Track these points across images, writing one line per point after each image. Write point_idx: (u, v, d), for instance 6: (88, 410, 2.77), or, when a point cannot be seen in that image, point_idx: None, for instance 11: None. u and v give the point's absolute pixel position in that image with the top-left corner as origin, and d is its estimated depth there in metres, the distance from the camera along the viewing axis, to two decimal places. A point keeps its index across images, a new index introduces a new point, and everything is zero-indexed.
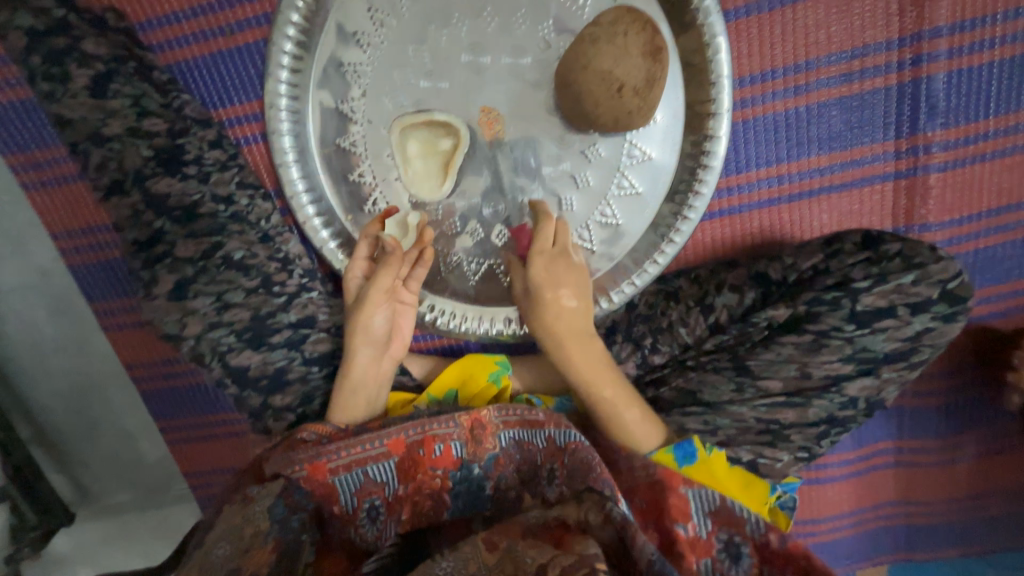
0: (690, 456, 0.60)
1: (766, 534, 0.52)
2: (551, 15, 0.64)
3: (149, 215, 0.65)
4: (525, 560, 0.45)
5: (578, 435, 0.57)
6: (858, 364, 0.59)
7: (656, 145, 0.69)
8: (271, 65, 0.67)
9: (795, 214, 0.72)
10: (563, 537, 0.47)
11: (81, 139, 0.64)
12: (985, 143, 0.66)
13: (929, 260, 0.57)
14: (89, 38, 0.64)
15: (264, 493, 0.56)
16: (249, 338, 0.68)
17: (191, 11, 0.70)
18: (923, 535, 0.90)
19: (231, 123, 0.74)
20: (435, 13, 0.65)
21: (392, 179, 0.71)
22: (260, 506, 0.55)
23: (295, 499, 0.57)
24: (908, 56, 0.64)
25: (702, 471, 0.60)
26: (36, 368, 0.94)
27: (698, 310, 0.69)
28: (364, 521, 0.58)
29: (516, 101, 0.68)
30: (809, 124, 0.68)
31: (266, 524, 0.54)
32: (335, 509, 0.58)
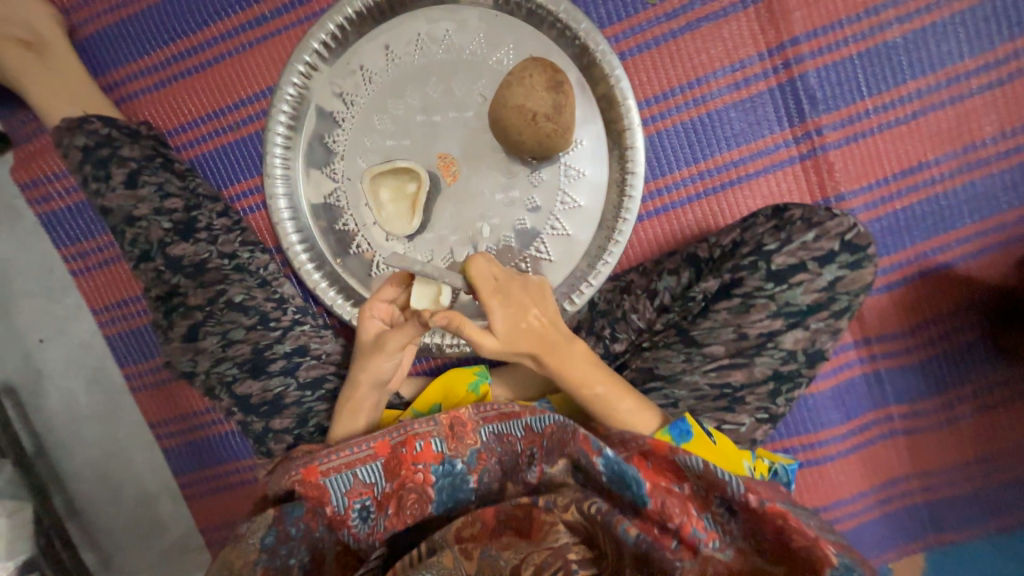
0: (686, 433, 0.65)
1: (747, 494, 0.53)
2: (483, 77, 0.80)
3: (168, 273, 0.78)
4: (501, 561, 0.51)
5: (551, 417, 0.63)
6: (787, 318, 0.68)
7: (587, 163, 0.81)
8: (268, 146, 0.83)
9: (722, 203, 0.81)
10: (534, 527, 0.55)
11: (118, 222, 0.79)
12: (869, 119, 0.77)
13: (826, 219, 0.68)
14: (126, 146, 0.82)
15: (256, 526, 0.59)
16: (250, 368, 0.77)
17: (206, 116, 0.89)
18: (948, 511, 0.86)
19: (238, 197, 0.90)
20: (393, 89, 0.81)
21: (371, 223, 0.85)
22: (251, 538, 0.58)
23: (287, 529, 0.59)
24: (780, 62, 0.77)
25: (696, 446, 0.65)
26: (71, 438, 1.03)
27: (645, 296, 0.78)
28: (354, 524, 0.60)
29: (465, 145, 0.82)
30: (714, 127, 0.79)
31: (254, 556, 0.56)
32: (327, 511, 0.60)
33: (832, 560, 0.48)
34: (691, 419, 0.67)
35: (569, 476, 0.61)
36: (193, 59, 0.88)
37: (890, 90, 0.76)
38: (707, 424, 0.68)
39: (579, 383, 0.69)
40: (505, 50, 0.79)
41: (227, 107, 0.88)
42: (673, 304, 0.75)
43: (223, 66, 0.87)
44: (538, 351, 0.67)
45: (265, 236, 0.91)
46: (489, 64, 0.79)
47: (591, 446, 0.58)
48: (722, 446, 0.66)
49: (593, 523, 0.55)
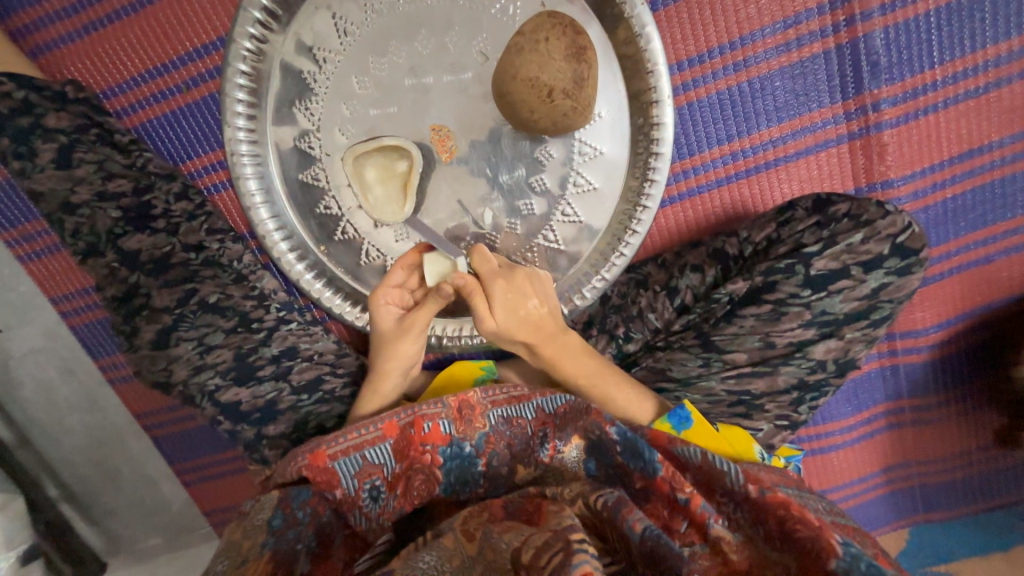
0: (686, 420, 0.62)
1: (746, 484, 0.50)
2: (483, 30, 0.65)
3: (123, 271, 0.68)
4: (502, 544, 0.47)
5: (564, 397, 0.59)
6: (819, 328, 0.61)
7: (605, 141, 0.70)
8: (227, 114, 0.69)
9: (756, 187, 0.72)
10: (541, 514, 0.49)
11: (55, 210, 0.67)
12: (935, 93, 0.66)
13: (877, 217, 0.59)
14: (51, 114, 0.67)
15: (260, 507, 0.54)
16: (235, 376, 0.69)
17: (148, 74, 0.73)
18: (940, 492, 0.89)
19: (198, 173, 0.77)
20: (373, 44, 0.67)
21: (356, 207, 0.74)
22: (257, 518, 0.53)
23: (294, 514, 0.54)
24: (841, 18, 0.64)
25: (697, 433, 0.61)
26: (53, 427, 0.98)
27: (664, 294, 0.71)
28: (364, 503, 0.56)
29: (463, 115, 0.70)
30: (755, 98, 0.68)
31: (262, 538, 0.51)
32: (336, 494, 0.55)
33: (838, 548, 0.44)
34: (691, 406, 0.63)
35: (582, 467, 0.56)
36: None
37: (965, 56, 0.64)
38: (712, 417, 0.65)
39: (576, 373, 0.67)
40: None
41: (171, 62, 0.73)
42: (694, 305, 0.68)
43: (159, 8, 0.70)
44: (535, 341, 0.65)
45: (235, 219, 0.80)
46: (490, 13, 0.65)
47: (604, 417, 0.55)
48: (729, 434, 0.62)
49: (599, 520, 0.51)
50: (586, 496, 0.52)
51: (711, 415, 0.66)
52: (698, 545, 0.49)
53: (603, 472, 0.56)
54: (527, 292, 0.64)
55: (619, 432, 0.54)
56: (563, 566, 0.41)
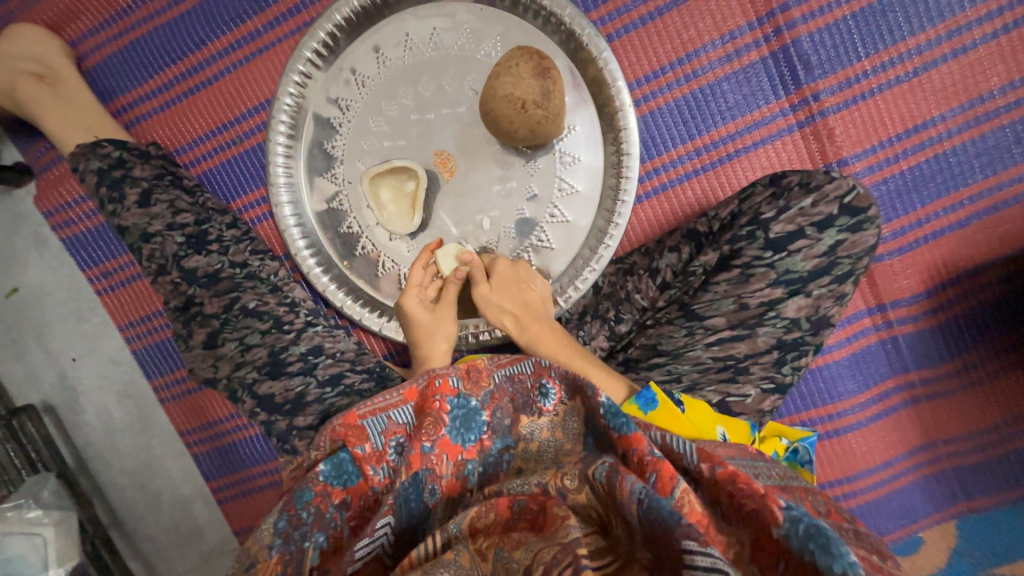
0: (652, 402, 0.63)
1: (700, 464, 0.53)
2: (472, 71, 0.81)
3: (183, 285, 0.81)
4: (513, 564, 0.47)
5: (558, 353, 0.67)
6: (788, 286, 0.67)
7: (582, 149, 0.81)
8: (269, 155, 0.85)
9: (722, 177, 0.80)
10: (548, 521, 0.50)
11: (134, 240, 0.83)
12: (868, 81, 0.75)
13: (824, 182, 0.67)
14: (137, 166, 0.85)
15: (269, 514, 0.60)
16: (269, 371, 0.79)
17: (210, 133, 0.92)
18: (977, 476, 0.84)
19: (245, 208, 0.93)
20: (385, 91, 0.83)
21: (374, 224, 0.86)
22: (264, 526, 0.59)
23: (298, 513, 0.59)
24: (770, 30, 0.76)
25: (663, 415, 0.63)
26: (109, 450, 1.08)
27: (647, 275, 0.78)
28: (389, 460, 0.62)
29: (460, 140, 0.83)
30: (708, 102, 0.78)
31: (269, 542, 0.57)
32: (363, 450, 0.62)
33: (779, 517, 0.46)
34: (658, 389, 0.65)
35: (579, 441, 0.61)
36: (194, 78, 0.91)
37: (889, 48, 0.74)
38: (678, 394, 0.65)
39: (556, 351, 0.74)
40: (491, 43, 0.80)
41: (229, 122, 0.91)
42: (674, 281, 0.75)
43: (223, 82, 0.90)
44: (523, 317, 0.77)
45: (273, 245, 0.94)
46: (477, 57, 0.80)
47: None
48: (694, 416, 0.63)
49: (606, 506, 0.51)
50: (588, 480, 0.53)
51: (702, 381, 0.68)
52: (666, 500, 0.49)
53: (599, 443, 0.59)
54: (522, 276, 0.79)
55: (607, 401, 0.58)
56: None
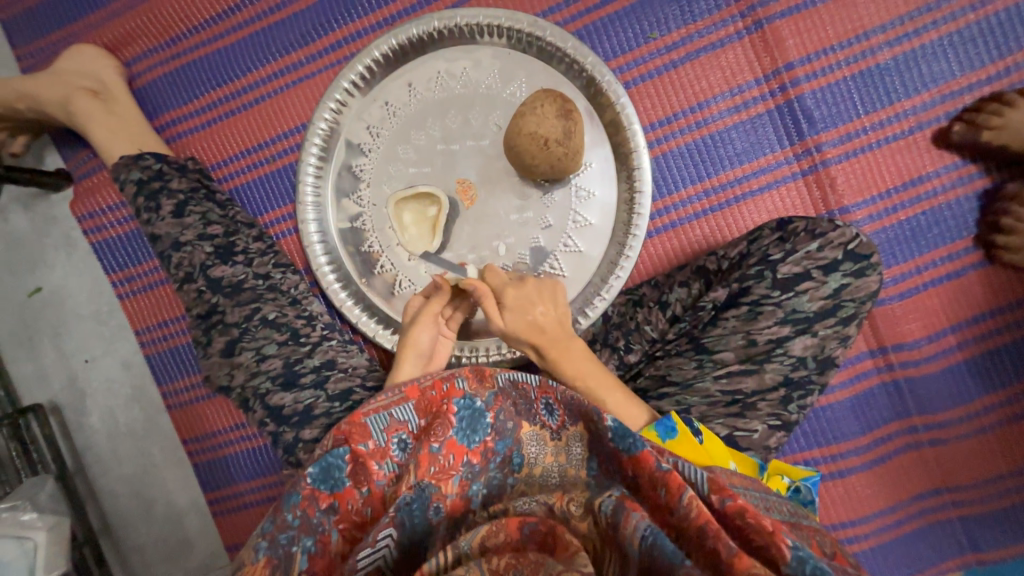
0: (672, 430, 0.65)
1: (711, 495, 0.53)
2: (497, 108, 0.87)
3: (208, 294, 0.84)
4: None
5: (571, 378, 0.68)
6: (794, 325, 0.70)
7: (597, 184, 0.86)
8: (300, 175, 0.90)
9: (730, 218, 0.84)
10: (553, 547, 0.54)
11: (165, 248, 0.86)
12: (867, 136, 0.80)
13: (828, 229, 0.71)
14: (175, 179, 0.90)
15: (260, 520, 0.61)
16: (283, 381, 0.79)
17: (246, 151, 0.97)
18: (985, 528, 0.83)
19: (272, 224, 0.98)
20: (414, 121, 0.89)
21: (394, 244, 0.90)
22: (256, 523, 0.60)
23: (284, 516, 0.60)
24: (776, 86, 0.82)
25: (682, 445, 0.64)
26: (109, 455, 1.08)
27: (657, 308, 0.80)
28: (394, 456, 0.65)
29: (482, 171, 0.88)
30: (717, 147, 0.84)
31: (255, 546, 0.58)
32: (367, 448, 0.64)
33: (786, 555, 0.47)
34: (678, 419, 0.66)
35: (583, 464, 0.63)
36: (236, 101, 0.97)
37: (886, 107, 0.80)
38: (698, 423, 0.67)
39: (574, 375, 0.74)
40: (517, 83, 0.86)
41: (265, 142, 0.97)
42: (684, 314, 0.77)
43: (263, 106, 0.96)
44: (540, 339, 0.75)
45: (295, 259, 0.98)
46: (503, 95, 0.86)
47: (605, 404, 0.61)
48: (711, 447, 0.64)
49: (604, 538, 0.57)
50: (592, 511, 0.58)
51: (709, 415, 0.69)
52: (677, 511, 0.52)
53: (603, 469, 0.61)
54: (532, 300, 0.76)
55: (613, 423, 0.60)
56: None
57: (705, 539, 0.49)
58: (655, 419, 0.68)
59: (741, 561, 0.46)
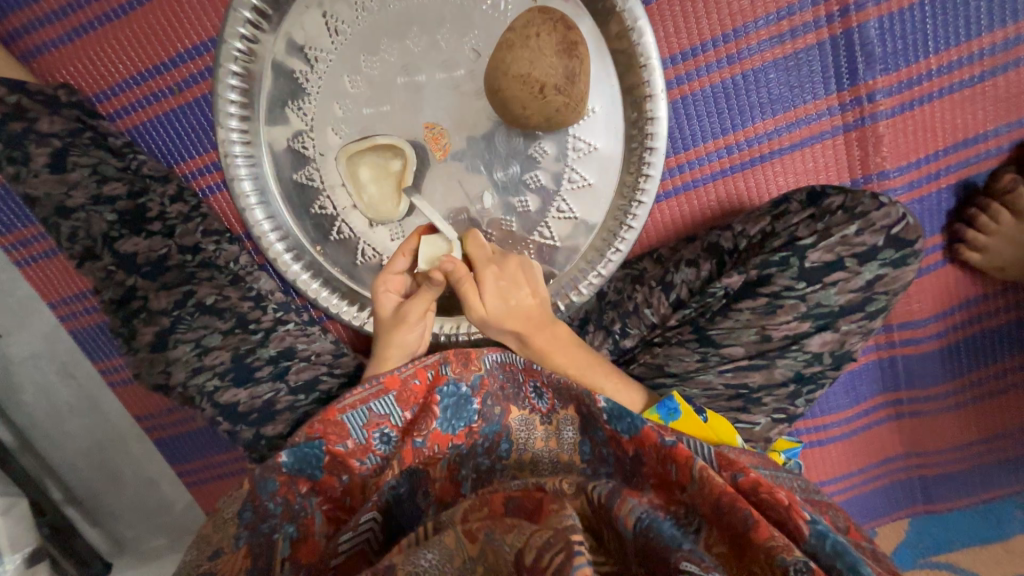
0: (674, 411, 0.61)
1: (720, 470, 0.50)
2: (475, 26, 0.65)
3: (121, 274, 0.68)
4: (504, 548, 0.43)
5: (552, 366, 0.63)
6: (816, 320, 0.62)
7: (600, 136, 0.70)
8: (218, 115, 0.69)
9: (752, 180, 0.71)
10: (540, 511, 0.47)
11: (50, 215, 0.67)
12: (930, 82, 0.66)
13: (871, 208, 0.60)
14: (44, 118, 0.67)
15: (232, 499, 0.54)
16: (233, 377, 0.69)
17: (140, 76, 0.73)
18: (940, 483, 0.88)
19: (192, 175, 0.78)
20: (364, 42, 0.67)
21: (351, 206, 0.74)
22: (229, 511, 0.53)
23: (264, 506, 0.53)
24: (835, 8, 0.64)
25: (685, 425, 0.60)
26: (55, 431, 0.98)
27: (659, 289, 0.71)
28: (377, 450, 0.58)
29: (456, 113, 0.69)
30: (749, 91, 0.67)
31: (235, 530, 0.52)
32: (346, 446, 0.57)
33: (806, 531, 0.44)
34: (680, 398, 0.63)
35: (577, 450, 0.57)
36: (109, 0, 0.70)
37: (962, 44, 0.64)
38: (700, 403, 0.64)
39: (566, 362, 0.68)
40: None
41: (163, 63, 0.73)
42: (690, 299, 0.68)
43: (150, 10, 0.70)
44: (525, 327, 0.68)
45: (231, 220, 0.80)
46: (482, 8, 0.65)
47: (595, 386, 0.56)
48: (715, 425, 0.61)
49: (598, 517, 0.50)
50: (586, 491, 0.51)
51: (712, 407, 0.65)
52: (688, 486, 0.48)
53: (597, 454, 0.56)
54: (518, 277, 0.67)
55: (607, 404, 0.55)
56: (565, 567, 0.38)
57: (722, 515, 0.45)
58: (656, 402, 0.65)
59: (761, 532, 0.43)
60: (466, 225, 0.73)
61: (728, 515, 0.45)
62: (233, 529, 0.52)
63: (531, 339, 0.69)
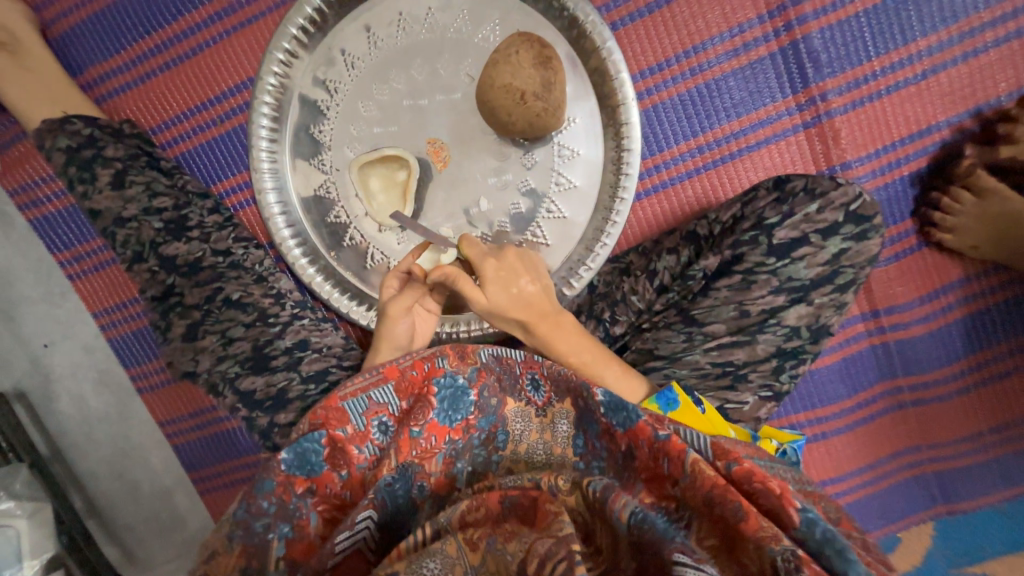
0: (673, 402, 0.63)
1: (715, 460, 0.50)
2: (469, 56, 0.77)
3: (162, 274, 0.77)
4: (507, 556, 0.45)
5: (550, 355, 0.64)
6: (789, 294, 0.66)
7: (582, 142, 0.78)
8: (252, 139, 0.80)
9: (724, 176, 0.78)
10: (539, 512, 0.47)
11: (108, 224, 0.78)
12: (877, 81, 0.73)
13: (829, 189, 0.66)
14: (110, 146, 0.80)
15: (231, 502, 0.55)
16: (253, 364, 0.75)
17: (190, 111, 0.87)
18: (960, 481, 0.85)
19: (227, 194, 0.89)
20: (376, 73, 0.79)
21: (362, 214, 0.83)
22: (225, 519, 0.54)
23: (259, 504, 0.53)
24: (780, 24, 0.73)
25: (683, 416, 0.62)
26: (84, 439, 1.04)
27: (644, 277, 0.76)
28: (375, 440, 0.59)
29: (454, 129, 0.79)
30: (712, 97, 0.76)
31: (230, 535, 0.52)
32: (344, 433, 0.58)
33: (795, 519, 0.45)
34: (679, 388, 0.64)
35: (570, 443, 0.58)
36: (170, 52, 0.85)
37: (900, 48, 0.72)
38: (698, 393, 0.65)
39: (568, 351, 0.70)
40: (490, 26, 0.76)
41: (209, 100, 0.86)
42: (673, 284, 0.73)
43: (201, 58, 0.85)
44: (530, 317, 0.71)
45: (257, 232, 0.90)
46: (475, 41, 0.76)
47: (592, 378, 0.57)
48: (710, 415, 0.62)
49: (593, 512, 0.49)
50: (582, 486, 0.51)
51: (700, 388, 0.66)
52: (681, 479, 0.49)
53: (590, 447, 0.57)
54: (518, 270, 0.71)
55: (605, 397, 0.56)
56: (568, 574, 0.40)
57: (714, 505, 0.46)
58: (656, 391, 0.66)
59: (751, 523, 0.44)
60: (466, 227, 0.81)
61: (719, 506, 0.46)
62: (229, 529, 0.53)
63: (536, 329, 0.71)
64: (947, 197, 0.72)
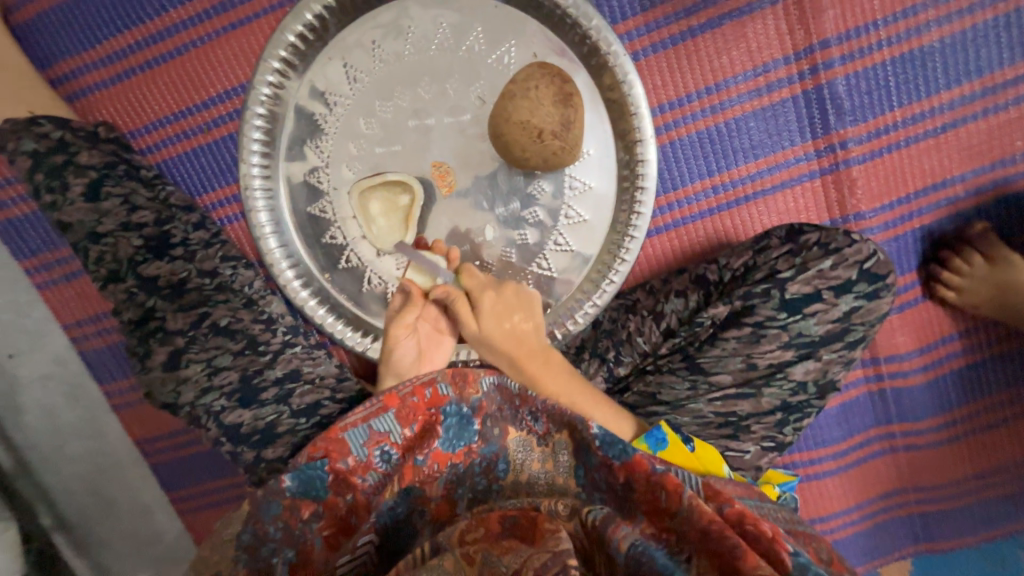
0: (662, 441, 0.62)
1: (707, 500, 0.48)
2: (480, 78, 0.72)
3: (142, 295, 0.72)
4: (502, 568, 0.41)
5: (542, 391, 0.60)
6: (798, 349, 0.66)
7: (594, 176, 0.75)
8: (242, 152, 0.74)
9: (737, 218, 0.76)
10: (537, 532, 0.44)
11: (80, 239, 0.72)
12: (897, 132, 0.72)
13: (844, 244, 0.66)
14: (84, 152, 0.73)
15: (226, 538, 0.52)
16: (239, 397, 0.70)
17: (173, 116, 0.80)
18: (941, 522, 0.88)
19: (214, 206, 0.83)
20: (380, 89, 0.73)
21: (360, 237, 0.78)
22: (225, 539, 0.52)
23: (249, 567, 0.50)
24: (806, 67, 0.70)
25: (672, 454, 0.61)
26: (53, 455, 0.98)
27: (651, 318, 0.74)
28: (379, 468, 0.55)
29: (462, 153, 0.75)
30: (731, 137, 0.73)
31: (234, 556, 0.51)
32: (347, 463, 0.55)
33: (789, 562, 0.42)
34: (667, 427, 0.64)
35: (572, 474, 0.53)
36: (151, 50, 0.78)
37: (923, 99, 0.71)
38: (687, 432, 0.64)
39: (557, 390, 0.67)
40: (505, 47, 0.71)
41: (195, 105, 0.79)
42: (679, 329, 0.71)
43: (187, 58, 0.78)
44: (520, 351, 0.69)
45: (245, 249, 0.85)
46: (488, 62, 0.72)
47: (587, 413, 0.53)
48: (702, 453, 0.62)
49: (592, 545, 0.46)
50: (581, 513, 0.48)
51: (701, 436, 0.66)
52: (677, 512, 0.45)
53: (591, 478, 0.52)
54: (513, 306, 0.69)
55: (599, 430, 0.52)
56: None
57: (709, 541, 0.43)
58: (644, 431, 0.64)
59: (747, 559, 0.40)
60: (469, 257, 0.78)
61: (717, 541, 0.42)
62: (231, 562, 0.50)
63: (524, 367, 0.68)
64: (958, 257, 0.72)
